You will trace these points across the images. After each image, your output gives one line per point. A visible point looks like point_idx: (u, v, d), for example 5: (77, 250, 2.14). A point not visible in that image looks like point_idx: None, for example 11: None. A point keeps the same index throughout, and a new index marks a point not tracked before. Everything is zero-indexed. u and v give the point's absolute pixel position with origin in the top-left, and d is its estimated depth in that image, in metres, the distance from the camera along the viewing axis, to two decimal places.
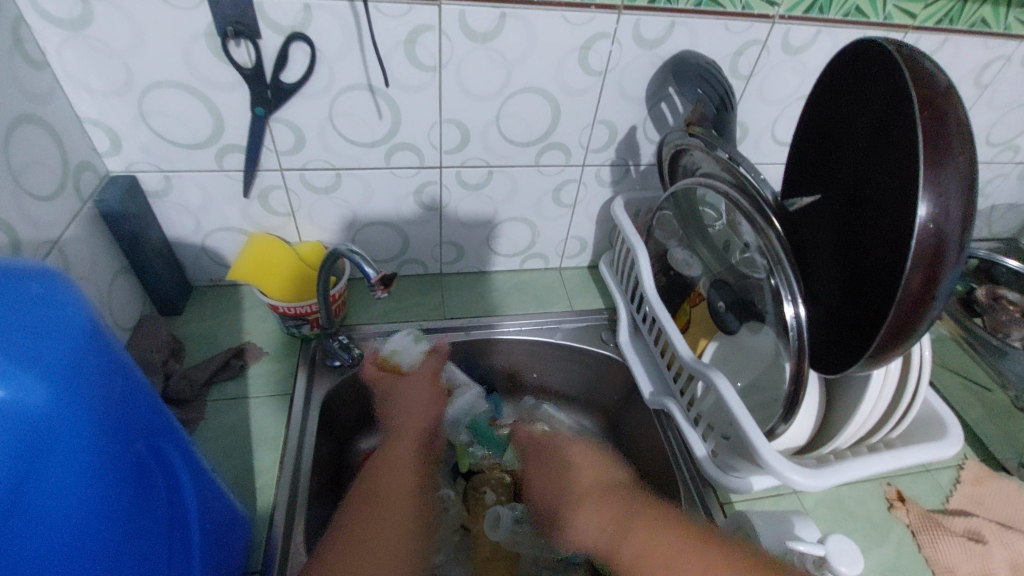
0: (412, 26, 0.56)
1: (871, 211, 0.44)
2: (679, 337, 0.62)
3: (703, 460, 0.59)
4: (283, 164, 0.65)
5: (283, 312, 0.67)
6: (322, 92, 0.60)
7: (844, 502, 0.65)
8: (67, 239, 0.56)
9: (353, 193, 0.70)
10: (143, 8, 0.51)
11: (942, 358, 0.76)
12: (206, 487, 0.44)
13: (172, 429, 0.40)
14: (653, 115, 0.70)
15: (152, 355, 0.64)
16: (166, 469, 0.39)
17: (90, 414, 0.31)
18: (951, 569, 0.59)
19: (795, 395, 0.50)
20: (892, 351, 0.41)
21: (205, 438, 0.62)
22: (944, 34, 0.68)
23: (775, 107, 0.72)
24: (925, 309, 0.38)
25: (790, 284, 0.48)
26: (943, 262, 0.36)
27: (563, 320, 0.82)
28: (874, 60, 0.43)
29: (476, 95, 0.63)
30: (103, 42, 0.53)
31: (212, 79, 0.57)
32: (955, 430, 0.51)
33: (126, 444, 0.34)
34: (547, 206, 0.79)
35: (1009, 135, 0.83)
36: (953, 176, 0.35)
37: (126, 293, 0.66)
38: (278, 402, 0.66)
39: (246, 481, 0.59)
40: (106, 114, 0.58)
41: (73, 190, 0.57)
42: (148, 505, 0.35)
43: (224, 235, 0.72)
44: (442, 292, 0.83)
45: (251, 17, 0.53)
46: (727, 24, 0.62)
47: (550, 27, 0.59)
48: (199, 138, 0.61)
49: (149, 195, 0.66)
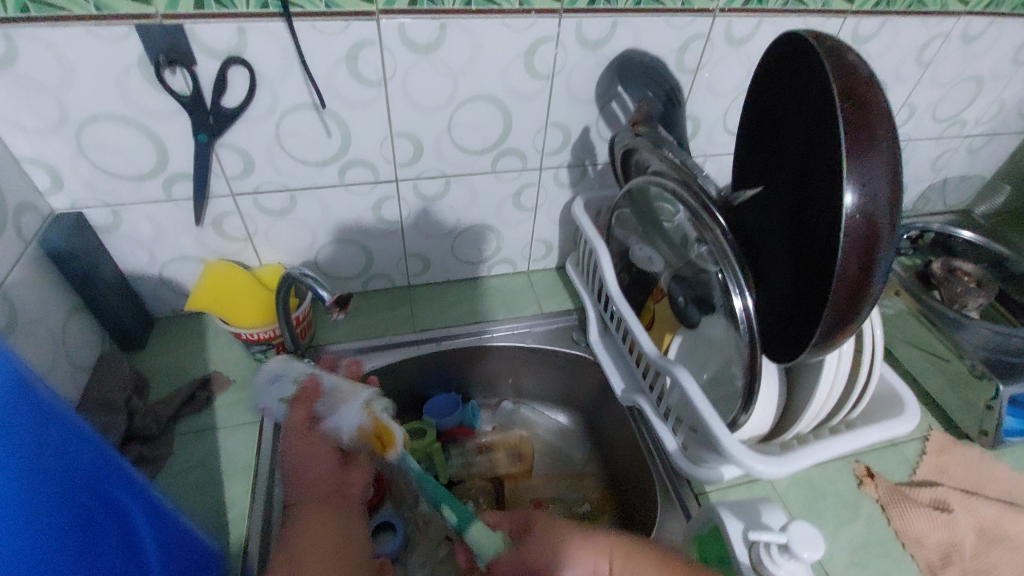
0: (352, 42, 0.55)
1: (807, 202, 0.44)
2: (644, 335, 0.63)
3: (674, 453, 0.60)
4: (234, 189, 0.65)
5: (247, 338, 0.68)
6: (265, 114, 0.59)
7: (816, 481, 0.66)
8: (13, 283, 0.54)
9: (309, 213, 0.70)
10: (70, 42, 0.49)
11: (905, 333, 0.78)
12: (168, 526, 0.43)
13: (125, 475, 0.39)
14: (605, 115, 0.70)
15: (113, 393, 0.63)
16: (119, 511, 0.38)
17: (16, 463, 0.30)
18: (920, 540, 0.60)
19: (752, 385, 0.51)
20: (837, 338, 0.42)
21: (174, 472, 0.61)
22: (883, 17, 0.69)
23: (725, 99, 0.73)
24: (865, 293, 0.38)
25: (737, 278, 0.49)
26: (877, 248, 0.37)
27: (534, 323, 0.82)
28: (802, 55, 0.43)
29: (425, 107, 0.63)
30: (31, 79, 0.51)
31: (149, 109, 0.55)
32: (912, 407, 0.53)
33: (66, 496, 0.33)
34: (508, 210, 0.78)
35: (955, 110, 0.86)
36: (877, 162, 0.36)
37: (81, 331, 0.64)
38: (247, 430, 0.65)
39: (217, 514, 0.58)
40: (42, 151, 0.56)
41: (14, 233, 0.55)
42: (97, 550, 0.35)
43: (181, 264, 0.71)
44: (410, 304, 0.83)
45: (184, 44, 0.51)
46: (669, 20, 0.62)
47: (492, 35, 0.58)
48: (143, 170, 0.60)
49: (98, 231, 0.64)
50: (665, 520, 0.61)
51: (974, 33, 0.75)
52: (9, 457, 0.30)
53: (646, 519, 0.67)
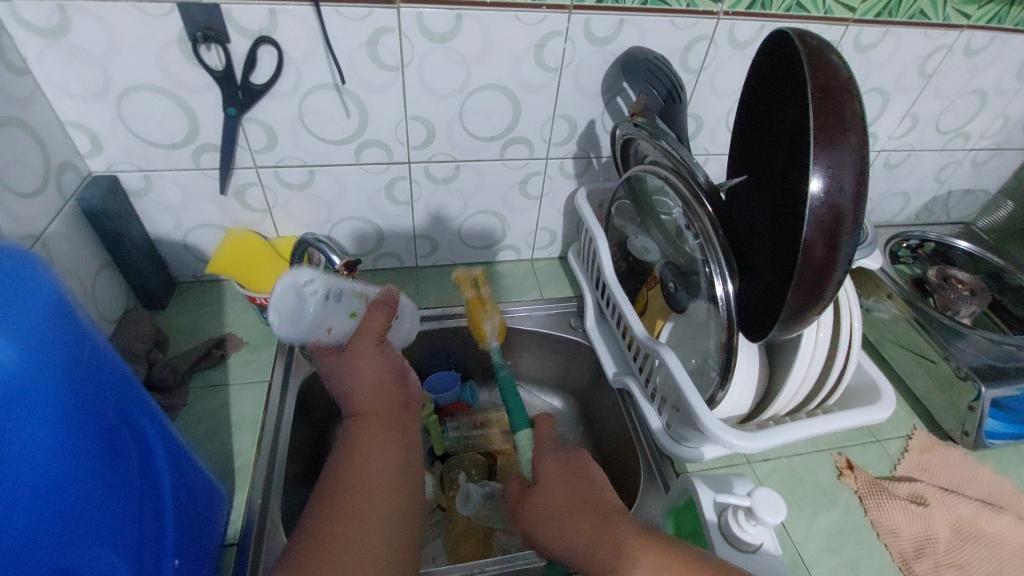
0: (374, 28, 0.59)
1: (784, 189, 0.47)
2: (635, 318, 0.66)
3: (658, 431, 0.63)
4: (257, 162, 0.69)
5: (261, 302, 0.72)
6: (289, 92, 0.63)
7: (796, 470, 0.68)
8: (52, 234, 0.59)
9: (326, 189, 0.74)
10: (117, 14, 0.54)
11: (896, 336, 0.79)
12: (178, 456, 0.47)
13: (143, 403, 0.43)
14: (610, 109, 0.74)
15: (136, 345, 0.68)
16: (135, 429, 0.42)
17: (60, 371, 0.34)
18: (895, 531, 0.62)
19: (728, 363, 0.54)
20: (803, 318, 0.45)
21: (187, 421, 0.65)
22: (886, 27, 0.71)
23: (727, 100, 0.76)
24: (829, 273, 0.41)
25: (720, 262, 0.52)
26: (840, 231, 0.40)
27: (534, 308, 0.85)
28: (787, 52, 0.46)
29: (439, 93, 0.67)
30: (80, 48, 0.56)
31: (184, 81, 0.60)
32: (888, 394, 0.55)
33: (95, 412, 0.37)
34: (514, 198, 0.82)
35: (958, 123, 0.88)
36: (846, 150, 0.39)
37: (109, 286, 0.69)
38: (256, 388, 0.70)
39: (224, 460, 0.62)
40: (85, 116, 0.61)
41: (55, 189, 0.60)
42: (119, 464, 0.39)
43: (203, 231, 0.75)
44: (416, 283, 0.87)
45: (219, 22, 0.56)
46: (674, 21, 0.65)
47: (505, 27, 0.62)
48: (175, 138, 0.64)
49: (130, 194, 0.69)
50: (647, 496, 0.64)
51: (977, 46, 0.77)
52: (54, 369, 0.34)
53: (629, 495, 0.70)
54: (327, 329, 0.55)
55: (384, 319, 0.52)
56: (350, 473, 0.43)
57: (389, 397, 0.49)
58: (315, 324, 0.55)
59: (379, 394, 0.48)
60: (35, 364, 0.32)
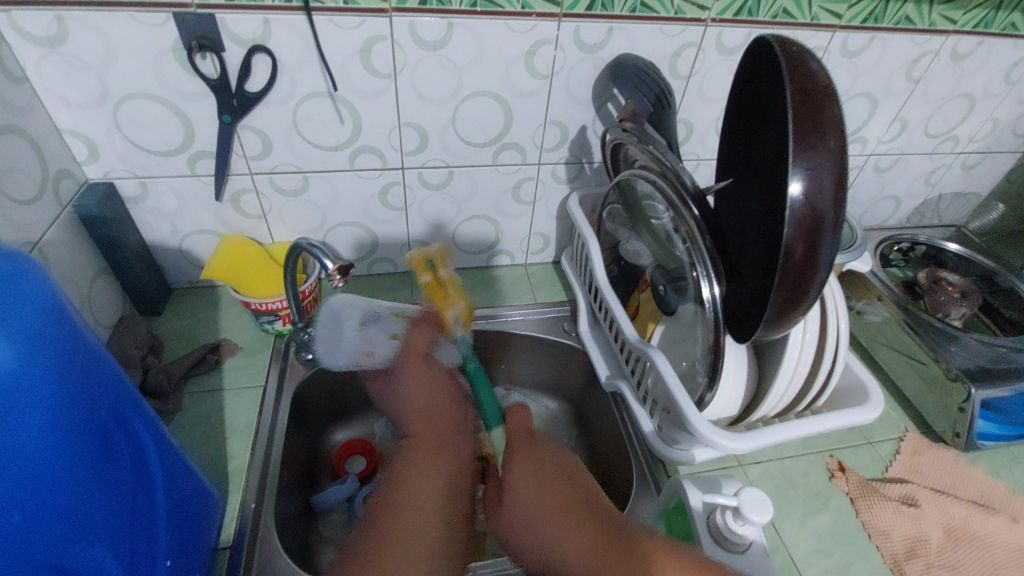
0: (366, 36, 0.60)
1: (768, 192, 0.48)
2: (627, 321, 0.67)
3: (649, 434, 0.64)
4: (252, 169, 0.70)
5: (256, 308, 0.71)
6: (283, 100, 0.64)
7: (788, 472, 0.69)
8: (49, 241, 0.60)
9: (321, 195, 0.75)
10: (113, 24, 0.55)
11: (888, 338, 0.80)
12: (172, 458, 0.48)
13: (138, 406, 0.43)
14: (601, 115, 0.75)
15: (131, 350, 0.68)
16: (130, 432, 0.42)
17: (58, 374, 0.34)
18: (886, 532, 0.62)
19: (716, 365, 0.54)
20: (787, 319, 0.45)
21: (182, 425, 0.65)
22: (872, 33, 0.72)
23: (717, 106, 0.77)
24: (810, 273, 0.42)
25: (706, 264, 0.53)
26: (821, 233, 0.40)
27: (527, 312, 0.86)
28: (768, 58, 0.47)
29: (431, 100, 0.68)
30: (77, 57, 0.56)
31: (180, 90, 0.61)
32: (876, 395, 0.55)
33: (91, 412, 0.37)
34: (507, 203, 0.83)
35: (947, 127, 0.89)
36: (825, 154, 0.40)
37: (105, 292, 0.70)
38: (251, 393, 0.70)
39: (218, 465, 0.62)
40: (82, 124, 0.62)
41: (52, 196, 0.61)
42: (113, 465, 0.39)
43: (199, 237, 0.76)
44: (410, 288, 0.87)
45: (214, 32, 0.57)
46: (662, 28, 0.66)
47: (495, 35, 0.63)
48: (171, 146, 0.65)
49: (127, 200, 0.70)
50: (638, 499, 0.64)
51: (963, 51, 0.78)
52: (50, 369, 0.34)
53: (622, 498, 0.70)
54: (368, 352, 0.71)
55: (424, 337, 0.66)
56: (399, 487, 0.45)
57: (438, 418, 0.56)
58: (357, 347, 0.72)
59: (431, 418, 0.56)
60: (30, 363, 0.32)
